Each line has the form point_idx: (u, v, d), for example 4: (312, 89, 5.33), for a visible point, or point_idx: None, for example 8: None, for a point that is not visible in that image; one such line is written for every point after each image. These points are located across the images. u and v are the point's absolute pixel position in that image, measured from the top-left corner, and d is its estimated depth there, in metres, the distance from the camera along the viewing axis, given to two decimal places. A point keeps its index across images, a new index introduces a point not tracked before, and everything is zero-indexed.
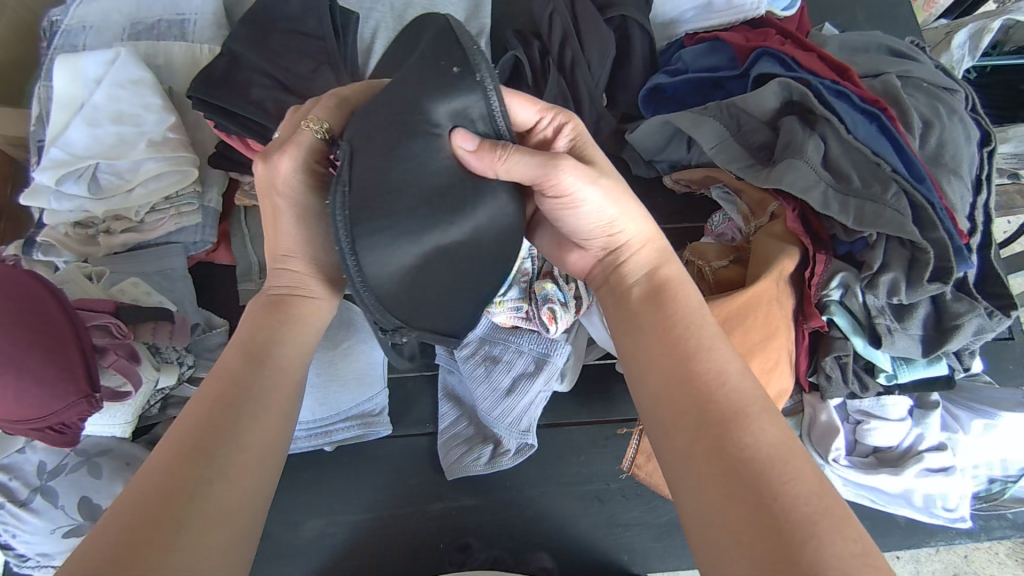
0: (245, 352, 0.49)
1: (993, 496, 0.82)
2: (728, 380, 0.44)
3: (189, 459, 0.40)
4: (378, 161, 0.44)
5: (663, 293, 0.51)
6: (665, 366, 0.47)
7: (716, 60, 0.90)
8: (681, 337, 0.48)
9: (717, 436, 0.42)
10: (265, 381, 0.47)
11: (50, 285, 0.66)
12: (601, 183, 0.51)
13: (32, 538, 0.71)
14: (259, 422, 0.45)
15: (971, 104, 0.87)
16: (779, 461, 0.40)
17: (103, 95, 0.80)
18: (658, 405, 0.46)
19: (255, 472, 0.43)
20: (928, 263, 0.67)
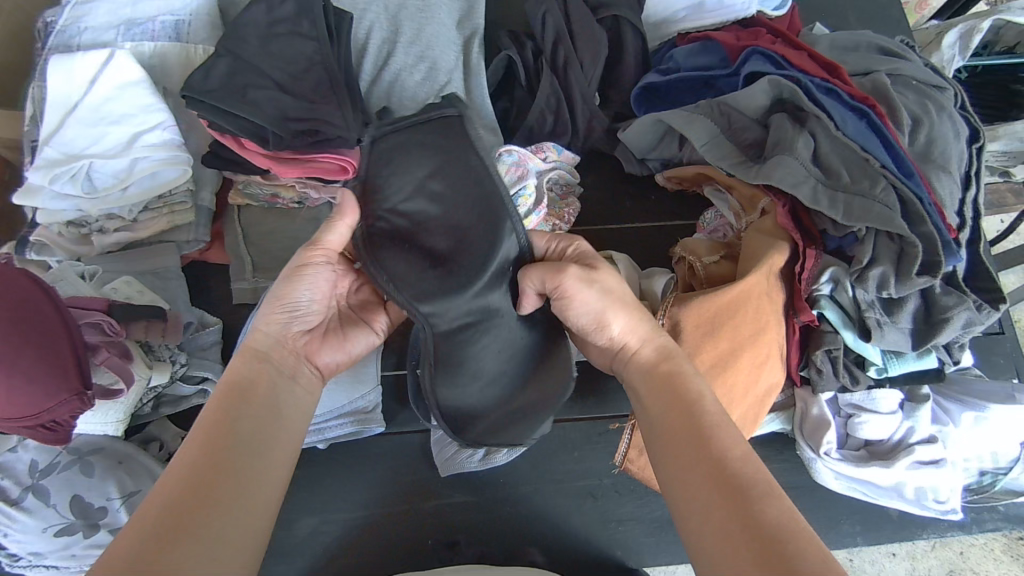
0: (207, 424, 0.49)
1: (984, 489, 0.83)
2: (733, 463, 0.48)
3: (165, 533, 0.42)
4: (448, 347, 0.63)
5: (668, 381, 0.57)
6: (680, 456, 0.51)
7: (708, 59, 0.90)
8: (691, 424, 0.52)
9: (740, 506, 0.45)
10: (236, 448, 0.48)
11: (44, 285, 0.67)
12: (590, 293, 0.59)
13: (23, 537, 0.70)
14: (235, 483, 0.46)
15: (960, 102, 0.88)
16: (796, 531, 0.43)
17: (98, 94, 0.80)
18: (677, 491, 0.50)
19: (238, 528, 0.45)
20: (917, 257, 0.68)
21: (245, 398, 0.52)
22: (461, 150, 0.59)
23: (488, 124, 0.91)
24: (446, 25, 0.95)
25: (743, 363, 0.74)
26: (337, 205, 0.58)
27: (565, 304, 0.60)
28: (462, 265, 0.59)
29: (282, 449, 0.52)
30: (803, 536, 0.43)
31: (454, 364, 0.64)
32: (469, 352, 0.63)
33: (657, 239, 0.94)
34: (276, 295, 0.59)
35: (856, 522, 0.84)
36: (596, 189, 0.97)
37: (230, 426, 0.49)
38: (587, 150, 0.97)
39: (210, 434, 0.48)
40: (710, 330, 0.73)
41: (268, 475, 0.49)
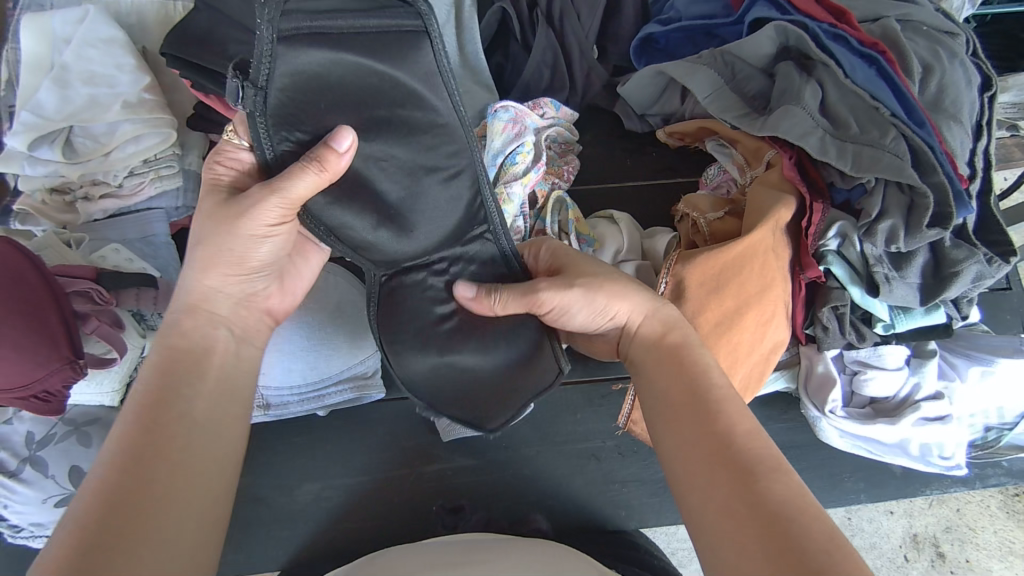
0: (149, 400, 0.47)
1: (989, 444, 0.82)
2: (740, 437, 0.48)
3: (113, 516, 0.40)
4: (389, 303, 0.63)
5: (670, 358, 0.57)
6: (686, 433, 0.51)
7: (709, 7, 0.87)
8: (695, 401, 0.52)
9: (742, 484, 0.45)
10: (185, 424, 0.47)
11: (26, 251, 0.64)
12: (577, 290, 0.60)
13: (24, 508, 0.70)
14: (186, 460, 0.45)
15: (971, 48, 0.84)
16: (799, 507, 0.43)
17: (73, 54, 0.76)
18: (680, 469, 0.50)
19: (194, 505, 0.44)
20: (928, 208, 0.66)
21: (191, 372, 0.50)
22: (425, 80, 0.50)
23: (483, 81, 0.88)
24: None
25: (749, 322, 0.73)
26: (336, 152, 0.49)
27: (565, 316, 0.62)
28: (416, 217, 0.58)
29: (234, 423, 0.51)
30: (809, 512, 0.43)
31: (389, 310, 0.63)
32: (393, 304, 0.63)
33: (656, 197, 0.92)
34: (218, 253, 0.53)
35: (859, 479, 0.84)
36: (594, 147, 0.94)
37: (174, 401, 0.47)
38: (585, 106, 0.94)
39: (154, 412, 0.46)
40: (716, 286, 0.72)
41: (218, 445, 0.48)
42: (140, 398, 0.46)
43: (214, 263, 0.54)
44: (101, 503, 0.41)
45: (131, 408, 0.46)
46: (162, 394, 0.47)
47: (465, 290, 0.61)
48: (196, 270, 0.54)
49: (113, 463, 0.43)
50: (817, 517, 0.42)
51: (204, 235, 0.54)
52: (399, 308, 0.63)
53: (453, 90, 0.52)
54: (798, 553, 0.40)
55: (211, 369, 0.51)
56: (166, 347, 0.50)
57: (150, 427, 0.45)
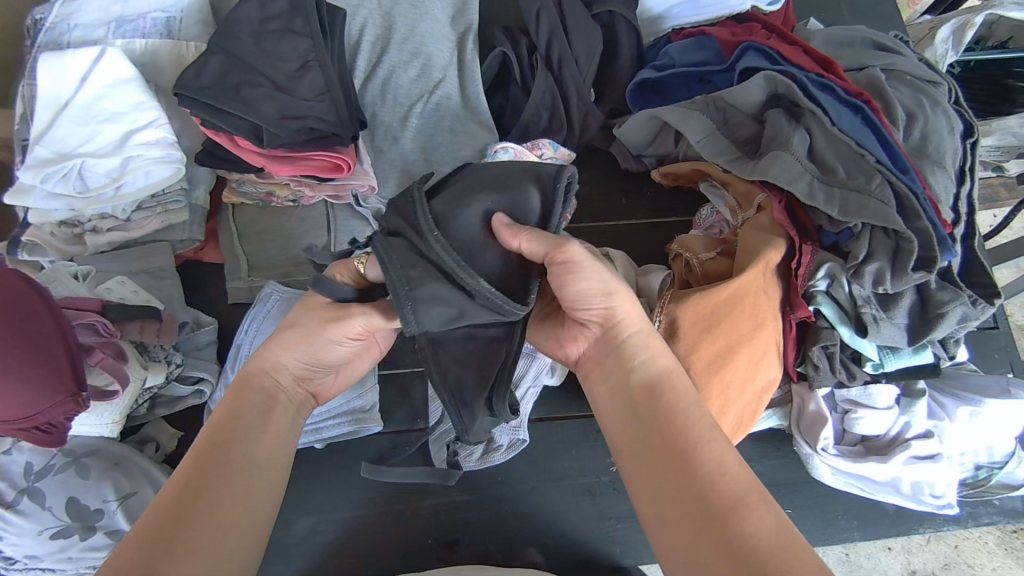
0: (215, 438, 0.51)
1: (980, 483, 0.83)
2: (716, 474, 0.46)
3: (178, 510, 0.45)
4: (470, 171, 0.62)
5: (643, 387, 0.54)
6: (662, 462, 0.49)
7: (703, 55, 0.90)
8: (672, 432, 0.50)
9: (720, 526, 0.43)
10: (242, 466, 0.50)
11: (37, 285, 0.66)
12: (594, 264, 0.56)
13: (19, 540, 0.70)
14: (239, 495, 0.48)
15: (954, 97, 0.88)
16: (779, 551, 0.41)
17: (89, 93, 0.79)
18: (654, 504, 0.48)
19: (234, 538, 0.46)
20: (913, 252, 0.68)
21: (255, 418, 0.54)
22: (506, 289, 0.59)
23: (484, 122, 0.91)
24: (438, 21, 0.94)
25: (741, 362, 0.74)
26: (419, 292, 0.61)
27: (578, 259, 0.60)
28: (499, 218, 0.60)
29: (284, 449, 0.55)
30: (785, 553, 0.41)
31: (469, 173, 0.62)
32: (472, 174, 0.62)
33: (651, 235, 0.94)
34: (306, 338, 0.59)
35: (853, 517, 0.84)
36: (591, 186, 0.97)
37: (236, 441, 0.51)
38: (582, 147, 0.97)
39: (217, 448, 0.50)
40: (709, 326, 0.73)
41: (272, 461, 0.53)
42: (207, 436, 0.51)
43: (289, 345, 0.59)
44: (158, 521, 0.44)
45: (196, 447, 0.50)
46: (226, 437, 0.51)
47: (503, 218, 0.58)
48: (272, 346, 0.59)
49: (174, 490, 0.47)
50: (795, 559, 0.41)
51: (294, 322, 0.60)
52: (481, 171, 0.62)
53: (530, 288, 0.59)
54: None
55: (270, 421, 0.55)
56: (239, 396, 0.55)
57: (214, 463, 0.49)
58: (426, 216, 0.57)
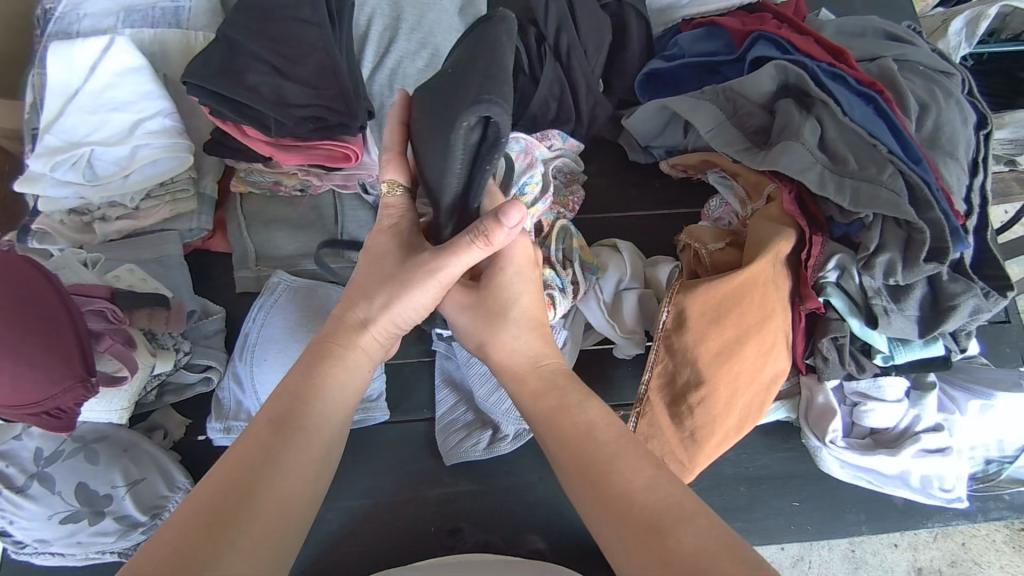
0: (286, 407, 0.52)
1: (989, 478, 0.82)
2: (638, 497, 0.47)
3: (223, 501, 0.44)
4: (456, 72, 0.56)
5: (553, 418, 0.56)
6: (594, 490, 0.49)
7: (713, 45, 0.89)
8: (590, 460, 0.51)
9: (656, 542, 0.44)
10: (305, 439, 0.51)
11: (46, 272, 0.66)
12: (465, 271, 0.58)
13: (29, 524, 0.70)
14: (301, 474, 0.49)
15: (967, 87, 0.87)
16: (704, 554, 0.41)
17: (98, 82, 0.79)
18: (604, 536, 0.48)
19: (290, 510, 0.47)
20: (925, 243, 0.68)
21: (314, 410, 0.53)
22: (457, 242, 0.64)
23: None
24: (446, 11, 0.94)
25: (749, 352, 0.74)
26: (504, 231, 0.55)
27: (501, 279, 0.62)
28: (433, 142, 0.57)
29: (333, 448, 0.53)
30: (714, 557, 0.41)
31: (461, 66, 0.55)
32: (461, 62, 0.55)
33: (659, 227, 0.94)
34: (394, 296, 0.59)
35: (861, 511, 0.83)
36: (599, 177, 0.96)
37: (304, 412, 0.52)
38: (591, 138, 0.97)
39: (286, 421, 0.51)
40: (718, 316, 0.73)
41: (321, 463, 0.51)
42: (280, 405, 0.52)
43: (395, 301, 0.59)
44: (223, 493, 0.45)
45: (268, 415, 0.51)
46: (296, 405, 0.52)
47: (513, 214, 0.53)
48: (371, 307, 0.60)
49: (239, 460, 0.48)
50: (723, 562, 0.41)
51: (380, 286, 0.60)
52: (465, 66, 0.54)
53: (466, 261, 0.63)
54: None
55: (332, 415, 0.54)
56: (314, 365, 0.56)
57: (278, 436, 0.50)
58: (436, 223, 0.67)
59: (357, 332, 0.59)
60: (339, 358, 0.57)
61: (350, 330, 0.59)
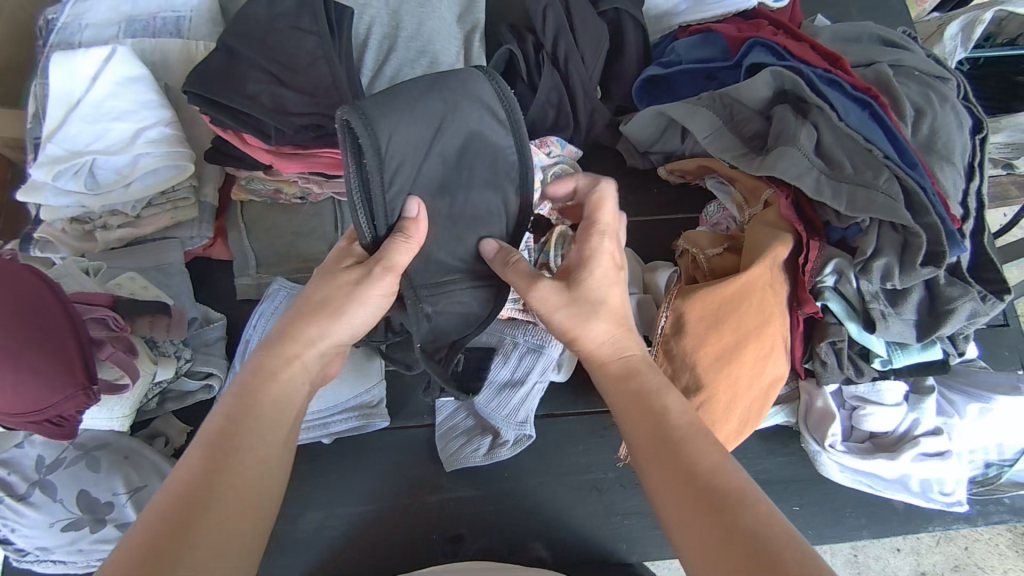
0: (221, 431, 0.50)
1: (990, 481, 0.83)
2: (710, 475, 0.49)
3: (170, 524, 0.44)
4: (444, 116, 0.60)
5: (633, 399, 0.57)
6: (667, 467, 0.51)
7: (709, 51, 0.90)
8: (665, 437, 0.53)
9: (726, 516, 0.46)
10: (240, 461, 0.49)
11: (47, 279, 0.66)
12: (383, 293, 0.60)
13: (31, 532, 0.71)
14: (244, 496, 0.48)
15: (963, 92, 0.87)
16: (778, 537, 0.44)
17: (100, 92, 0.80)
18: (668, 506, 0.50)
19: (236, 535, 0.47)
20: (921, 247, 0.68)
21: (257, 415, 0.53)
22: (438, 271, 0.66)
23: None
24: (445, 19, 0.94)
25: (748, 357, 0.74)
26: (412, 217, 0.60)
27: (585, 267, 0.61)
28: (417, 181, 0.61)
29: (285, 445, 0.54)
30: (786, 542, 0.43)
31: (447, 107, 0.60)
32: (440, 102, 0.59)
33: (658, 233, 0.94)
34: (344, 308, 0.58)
35: (861, 515, 0.83)
36: None
37: (242, 428, 0.51)
38: (590, 144, 0.97)
39: (223, 444, 0.50)
40: (716, 321, 0.73)
41: (274, 467, 0.52)
42: (212, 430, 0.50)
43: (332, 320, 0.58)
44: (157, 528, 0.44)
45: (201, 441, 0.50)
46: (234, 421, 0.51)
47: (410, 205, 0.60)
48: (311, 322, 0.58)
49: (179, 490, 0.46)
50: (792, 548, 0.43)
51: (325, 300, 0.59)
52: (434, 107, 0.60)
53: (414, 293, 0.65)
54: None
55: (277, 417, 0.54)
56: (250, 384, 0.54)
57: (215, 461, 0.48)
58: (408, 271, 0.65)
59: (301, 346, 0.58)
60: (280, 368, 0.56)
61: (285, 342, 0.57)
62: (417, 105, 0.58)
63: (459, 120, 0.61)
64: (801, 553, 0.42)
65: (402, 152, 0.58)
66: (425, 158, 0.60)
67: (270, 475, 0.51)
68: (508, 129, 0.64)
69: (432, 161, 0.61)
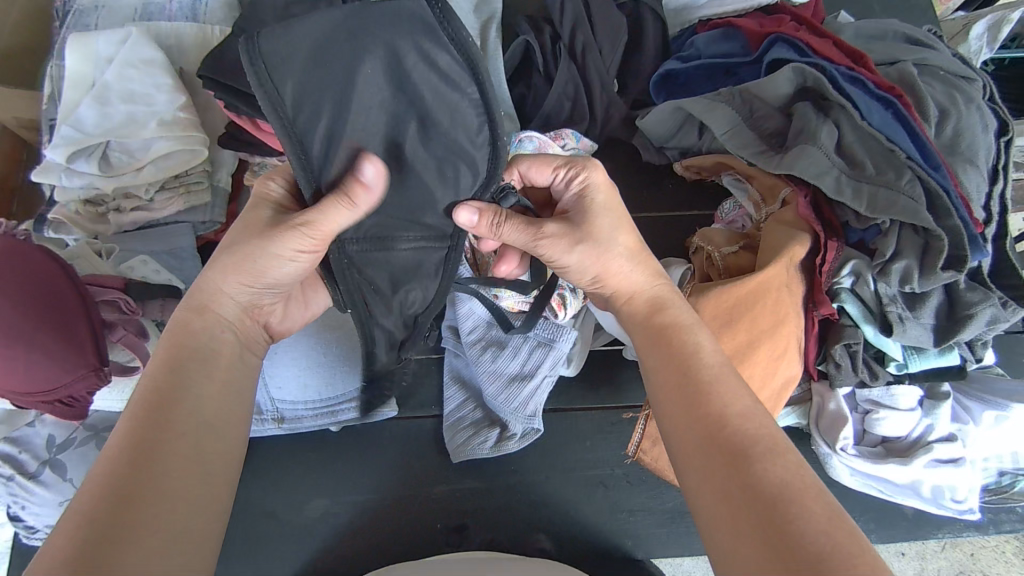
0: (158, 390, 0.46)
1: (1003, 489, 0.82)
2: (730, 419, 0.48)
3: (123, 476, 0.41)
4: (388, 61, 0.47)
5: (663, 335, 0.56)
6: (687, 406, 0.51)
7: (729, 46, 0.89)
8: (686, 376, 0.52)
9: (737, 462, 0.45)
10: (189, 421, 0.46)
11: (58, 259, 0.66)
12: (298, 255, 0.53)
13: (40, 510, 0.71)
14: (196, 442, 0.45)
15: (988, 93, 0.85)
16: (786, 490, 0.43)
17: (115, 73, 0.80)
18: (683, 446, 0.50)
19: (192, 497, 0.43)
20: (943, 251, 0.67)
21: (197, 363, 0.49)
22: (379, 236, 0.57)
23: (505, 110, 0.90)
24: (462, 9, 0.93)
25: (759, 358, 0.73)
26: (473, 223, 0.57)
27: (585, 203, 0.60)
28: (362, 136, 0.50)
29: (238, 391, 0.51)
30: (798, 488, 0.43)
31: (396, 50, 0.46)
32: (376, 44, 0.46)
33: (673, 230, 0.93)
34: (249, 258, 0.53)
35: (870, 519, 0.82)
36: (612, 178, 0.96)
37: (180, 374, 0.48)
38: (604, 138, 0.96)
39: (165, 402, 0.46)
40: (728, 321, 0.72)
41: (225, 410, 0.49)
42: (148, 388, 0.46)
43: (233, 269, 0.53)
44: (100, 498, 0.40)
45: (139, 395, 0.46)
46: (169, 370, 0.48)
47: (466, 216, 0.56)
48: (210, 271, 0.53)
49: (123, 455, 0.42)
50: (817, 500, 0.42)
51: (234, 243, 0.54)
52: (371, 47, 0.46)
53: (349, 271, 0.58)
54: (796, 537, 0.40)
55: (219, 360, 0.51)
56: (182, 335, 0.50)
57: (156, 422, 0.44)
58: (355, 251, 0.57)
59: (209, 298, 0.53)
60: (213, 316, 0.52)
61: (196, 292, 0.53)
62: (336, 45, 0.45)
63: (406, 67, 0.47)
64: (819, 504, 0.42)
65: (318, 96, 0.47)
66: (356, 109, 0.48)
67: (225, 418, 0.49)
68: (470, 73, 0.49)
69: (368, 113, 0.49)
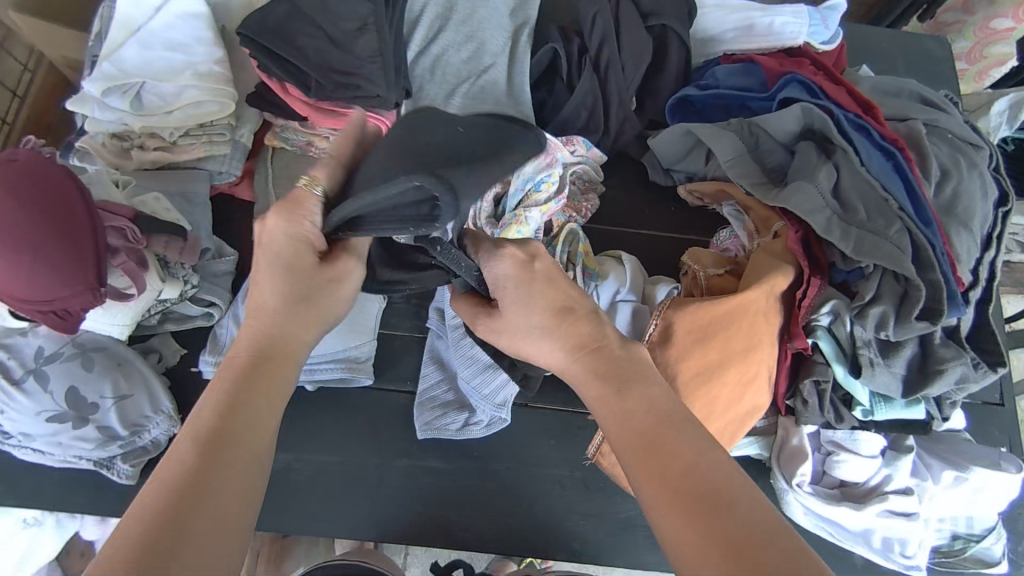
0: (207, 434, 0.45)
1: (954, 553, 0.81)
2: (698, 467, 0.44)
3: (161, 521, 0.39)
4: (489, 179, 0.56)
5: (615, 374, 0.52)
6: (650, 462, 0.46)
7: (747, 81, 0.91)
8: (650, 424, 0.48)
9: (710, 510, 0.42)
10: (226, 469, 0.44)
11: (80, 183, 0.70)
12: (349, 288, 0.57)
13: (18, 416, 0.74)
14: (238, 490, 0.43)
15: (994, 164, 0.87)
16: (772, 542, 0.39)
17: (161, 20, 0.84)
18: (651, 496, 0.44)
19: (236, 534, 0.42)
20: (919, 301, 0.69)
21: (248, 410, 0.48)
22: None
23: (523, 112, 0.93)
24: (498, 10, 0.96)
25: (728, 378, 0.75)
26: None
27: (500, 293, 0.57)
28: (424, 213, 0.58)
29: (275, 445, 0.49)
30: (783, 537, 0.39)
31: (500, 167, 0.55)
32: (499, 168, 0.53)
33: (668, 251, 0.95)
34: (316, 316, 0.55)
35: None
36: (618, 191, 0.98)
37: (230, 419, 0.47)
38: (616, 152, 0.99)
39: (206, 450, 0.44)
40: (703, 339, 0.74)
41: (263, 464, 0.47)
42: (197, 431, 0.45)
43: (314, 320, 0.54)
44: (149, 535, 0.38)
45: (188, 438, 0.45)
46: (222, 415, 0.47)
47: None
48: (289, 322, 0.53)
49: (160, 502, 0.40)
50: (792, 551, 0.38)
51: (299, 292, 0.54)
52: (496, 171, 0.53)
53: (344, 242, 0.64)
54: None
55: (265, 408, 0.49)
56: (237, 378, 0.49)
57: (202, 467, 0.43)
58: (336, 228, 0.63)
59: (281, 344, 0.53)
60: (270, 362, 0.52)
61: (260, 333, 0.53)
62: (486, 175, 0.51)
63: None
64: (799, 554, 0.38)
65: None
66: None
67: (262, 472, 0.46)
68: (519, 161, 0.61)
69: None
